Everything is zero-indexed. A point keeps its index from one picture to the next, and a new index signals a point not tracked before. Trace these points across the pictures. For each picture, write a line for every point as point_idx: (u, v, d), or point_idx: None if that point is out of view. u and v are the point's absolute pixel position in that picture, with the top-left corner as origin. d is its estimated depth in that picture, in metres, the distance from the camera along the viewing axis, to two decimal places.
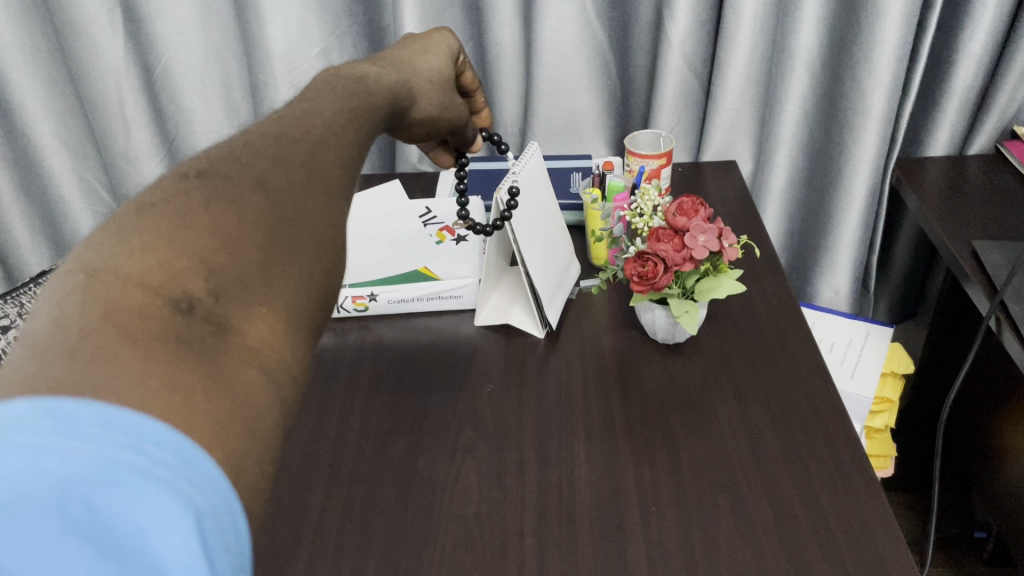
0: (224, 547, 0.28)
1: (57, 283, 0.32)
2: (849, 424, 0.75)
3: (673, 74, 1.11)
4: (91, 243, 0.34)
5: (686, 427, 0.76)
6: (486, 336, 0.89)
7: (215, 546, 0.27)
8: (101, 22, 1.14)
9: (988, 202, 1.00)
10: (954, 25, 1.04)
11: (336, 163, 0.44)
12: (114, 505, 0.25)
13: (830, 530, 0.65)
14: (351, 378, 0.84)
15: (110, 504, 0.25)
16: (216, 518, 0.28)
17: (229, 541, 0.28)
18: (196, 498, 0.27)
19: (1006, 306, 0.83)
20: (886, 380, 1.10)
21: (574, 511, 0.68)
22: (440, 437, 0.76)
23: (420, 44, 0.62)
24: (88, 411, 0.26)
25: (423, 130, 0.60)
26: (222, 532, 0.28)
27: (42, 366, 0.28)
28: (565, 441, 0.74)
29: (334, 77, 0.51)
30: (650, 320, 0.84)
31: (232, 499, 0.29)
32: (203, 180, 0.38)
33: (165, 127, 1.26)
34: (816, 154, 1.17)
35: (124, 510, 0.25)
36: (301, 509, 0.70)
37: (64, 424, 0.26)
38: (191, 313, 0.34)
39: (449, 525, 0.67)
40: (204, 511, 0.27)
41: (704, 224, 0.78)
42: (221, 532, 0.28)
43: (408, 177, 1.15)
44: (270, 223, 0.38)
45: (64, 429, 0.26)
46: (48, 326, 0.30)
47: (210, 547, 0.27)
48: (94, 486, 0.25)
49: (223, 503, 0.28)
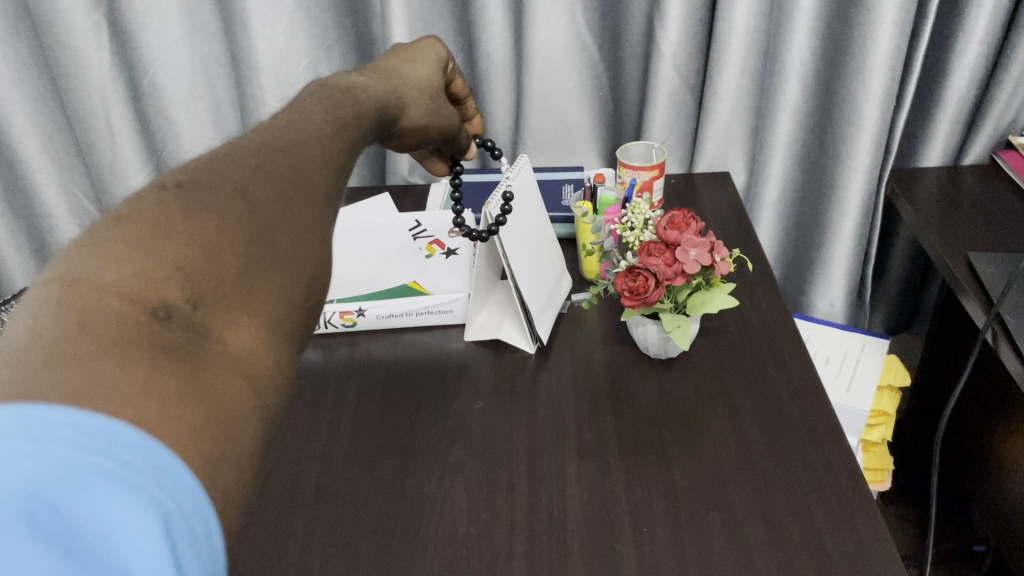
0: (195, 553, 0.25)
1: (31, 295, 0.30)
2: (846, 441, 0.73)
3: (665, 86, 1.10)
4: (67, 254, 0.32)
5: (678, 444, 0.74)
6: (474, 353, 0.86)
7: (185, 551, 0.25)
8: (87, 37, 1.12)
9: (983, 214, 0.99)
10: (948, 37, 1.04)
11: (320, 173, 0.42)
12: (80, 510, 0.23)
13: (826, 551, 0.63)
14: (338, 395, 0.82)
15: (76, 508, 0.23)
16: (186, 523, 0.25)
17: (201, 547, 0.26)
18: (165, 501, 0.25)
19: (1003, 319, 0.81)
20: (882, 394, 1.07)
21: (565, 531, 0.66)
22: (429, 455, 0.74)
23: (408, 54, 0.61)
24: (60, 415, 0.24)
25: (413, 140, 0.58)
26: (193, 539, 0.25)
27: (18, 375, 0.26)
28: (556, 459, 0.72)
29: (321, 87, 0.49)
30: (642, 335, 0.82)
31: (205, 504, 0.26)
32: (183, 191, 0.36)
33: (152, 141, 1.23)
34: (809, 164, 1.17)
35: (91, 515, 0.23)
36: (286, 529, 0.67)
37: (35, 429, 0.23)
38: (169, 321, 0.31)
39: (437, 547, 0.65)
40: (174, 515, 0.25)
41: (695, 238, 0.76)
42: (191, 537, 0.25)
43: (397, 191, 1.13)
44: (251, 229, 0.36)
45: (35, 435, 0.23)
46: (23, 334, 0.28)
47: (179, 553, 0.25)
48: (63, 489, 0.23)
49: (195, 508, 0.26)
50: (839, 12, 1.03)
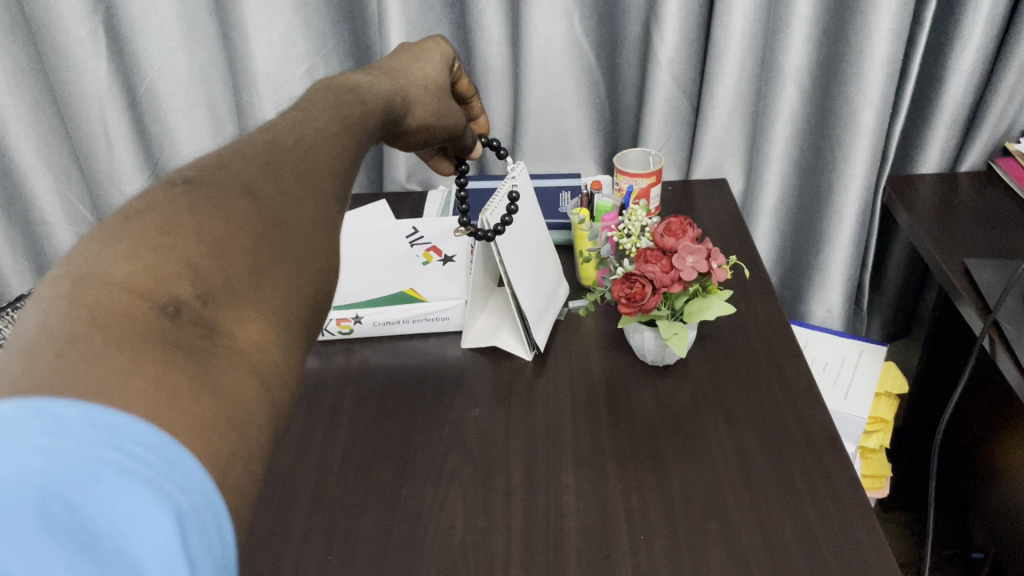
0: (207, 547, 0.25)
1: (42, 292, 0.30)
2: (843, 449, 0.73)
3: (662, 93, 1.10)
4: (79, 249, 0.32)
5: (676, 451, 0.73)
6: (471, 360, 0.86)
7: (197, 545, 0.25)
8: (84, 43, 1.11)
9: (979, 221, 1.00)
10: (944, 45, 1.04)
11: (326, 170, 0.42)
12: (94, 504, 0.23)
13: (823, 560, 0.63)
14: (335, 402, 0.81)
15: (89, 503, 0.23)
16: (198, 518, 0.25)
17: (213, 541, 0.26)
18: (177, 496, 0.25)
19: (1000, 326, 0.81)
20: (880, 401, 1.06)
21: (562, 540, 0.65)
22: (425, 463, 0.73)
23: (413, 53, 0.61)
24: (73, 409, 0.24)
25: (418, 138, 0.58)
26: (205, 534, 0.25)
27: (29, 370, 0.26)
28: (554, 467, 0.72)
29: (326, 87, 0.49)
30: (639, 342, 0.82)
31: (218, 500, 0.26)
32: (190, 188, 0.36)
33: (149, 147, 1.23)
34: (807, 170, 1.17)
35: (103, 510, 0.23)
36: (281, 538, 0.67)
37: (50, 424, 0.23)
38: (179, 316, 0.31)
39: (434, 556, 0.64)
40: (186, 511, 0.25)
41: (692, 245, 0.76)
42: (203, 532, 0.25)
43: (395, 198, 1.13)
44: (258, 226, 0.36)
45: (49, 429, 0.23)
46: (35, 329, 0.28)
47: (191, 548, 0.25)
48: (76, 484, 0.23)
49: (206, 503, 0.26)
50: (835, 21, 1.04)
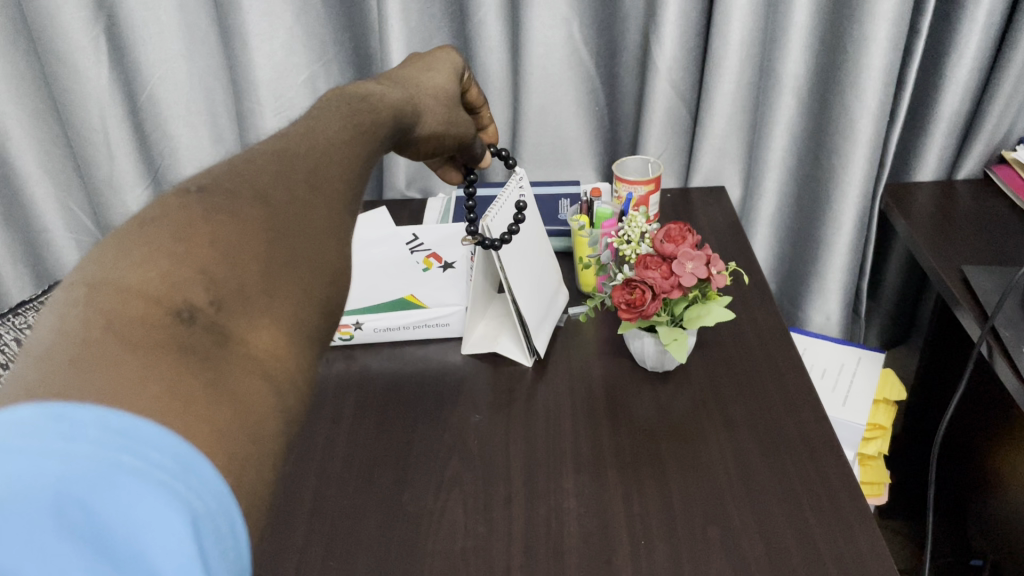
0: (221, 551, 0.26)
1: (57, 298, 0.31)
2: (842, 453, 0.73)
3: (661, 101, 1.11)
4: (94, 256, 0.32)
5: (676, 457, 0.74)
6: (472, 366, 0.86)
7: (212, 548, 0.25)
8: (86, 51, 1.12)
9: (976, 228, 1.01)
10: (940, 55, 1.05)
11: (339, 179, 0.42)
12: (111, 509, 0.24)
13: (823, 563, 0.63)
14: (337, 409, 0.82)
15: (105, 507, 0.24)
16: (213, 521, 0.26)
17: (227, 545, 0.26)
18: (192, 501, 0.25)
19: (997, 332, 0.82)
20: (879, 407, 1.08)
21: (563, 546, 0.66)
22: (426, 470, 0.74)
23: (424, 62, 0.61)
24: (89, 415, 0.25)
25: (428, 147, 0.59)
26: (220, 538, 0.26)
27: (47, 375, 0.27)
28: (554, 473, 0.72)
29: (339, 96, 0.50)
30: (639, 348, 0.82)
31: (231, 504, 0.27)
32: (204, 195, 0.36)
33: (150, 155, 1.23)
34: (805, 176, 1.18)
35: (118, 513, 0.24)
36: (283, 545, 0.67)
37: (65, 428, 0.24)
38: (193, 322, 0.32)
39: (435, 561, 0.65)
40: (201, 514, 0.25)
41: (692, 252, 0.77)
42: (217, 536, 0.26)
43: (395, 206, 1.14)
44: (272, 232, 0.36)
45: (66, 434, 0.24)
46: (52, 335, 0.29)
47: (207, 552, 0.25)
48: (93, 488, 0.24)
49: (221, 507, 0.26)
50: (833, 29, 1.05)
